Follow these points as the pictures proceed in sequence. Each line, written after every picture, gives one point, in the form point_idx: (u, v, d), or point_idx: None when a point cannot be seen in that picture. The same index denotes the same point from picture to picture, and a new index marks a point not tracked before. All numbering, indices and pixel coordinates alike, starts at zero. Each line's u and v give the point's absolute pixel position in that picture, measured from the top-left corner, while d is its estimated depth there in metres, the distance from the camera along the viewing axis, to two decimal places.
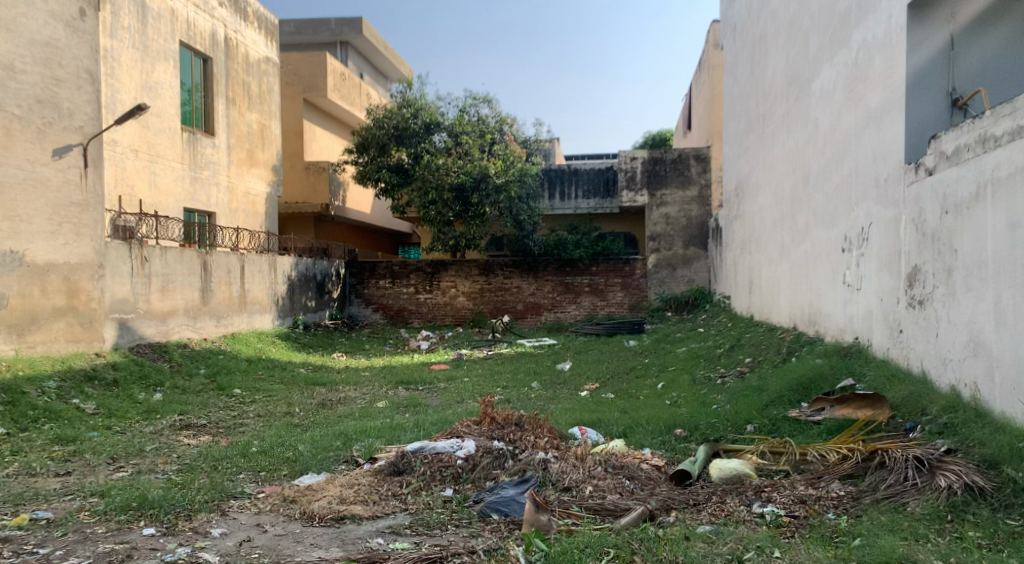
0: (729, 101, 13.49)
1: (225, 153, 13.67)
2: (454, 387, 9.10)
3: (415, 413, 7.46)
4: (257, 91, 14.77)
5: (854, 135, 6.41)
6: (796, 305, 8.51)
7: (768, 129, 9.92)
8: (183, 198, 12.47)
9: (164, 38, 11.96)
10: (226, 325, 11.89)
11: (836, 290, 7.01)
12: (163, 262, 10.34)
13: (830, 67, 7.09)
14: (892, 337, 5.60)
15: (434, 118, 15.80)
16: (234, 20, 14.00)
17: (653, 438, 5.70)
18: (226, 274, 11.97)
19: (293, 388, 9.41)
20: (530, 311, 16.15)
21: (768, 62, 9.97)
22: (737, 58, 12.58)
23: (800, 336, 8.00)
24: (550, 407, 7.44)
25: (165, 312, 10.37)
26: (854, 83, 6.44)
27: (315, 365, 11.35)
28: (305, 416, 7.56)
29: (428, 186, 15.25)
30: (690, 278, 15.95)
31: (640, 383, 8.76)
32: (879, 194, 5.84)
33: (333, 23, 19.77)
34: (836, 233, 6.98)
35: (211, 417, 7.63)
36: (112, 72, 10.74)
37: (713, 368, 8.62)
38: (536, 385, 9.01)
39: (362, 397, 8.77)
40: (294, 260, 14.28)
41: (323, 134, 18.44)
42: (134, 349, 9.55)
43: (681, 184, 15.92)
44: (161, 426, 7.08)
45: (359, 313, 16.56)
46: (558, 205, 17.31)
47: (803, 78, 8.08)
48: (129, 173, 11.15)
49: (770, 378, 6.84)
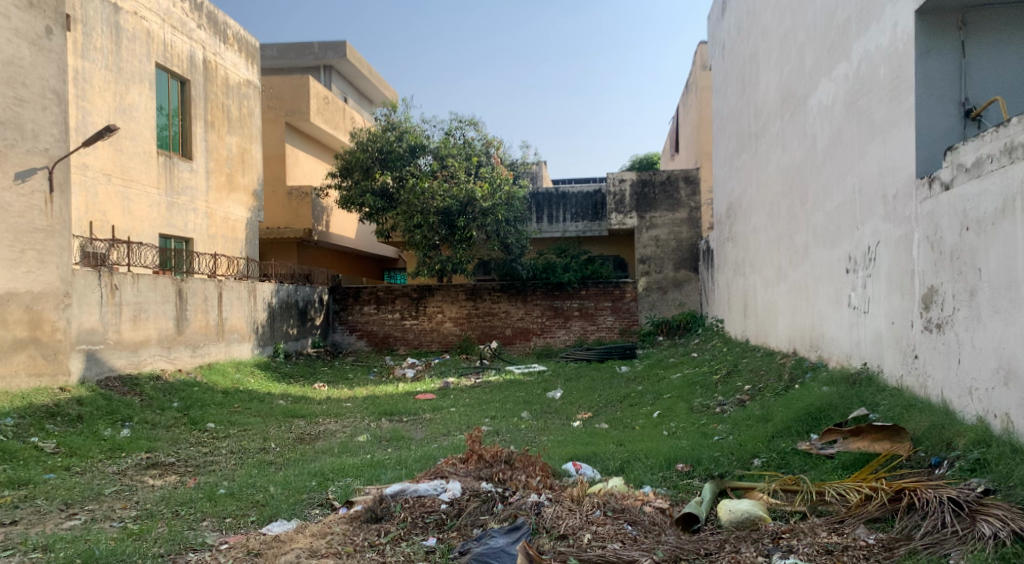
0: (718, 122, 13.29)
1: (204, 177, 13.28)
2: (440, 418, 8.68)
3: (398, 448, 7.02)
4: (238, 115, 14.44)
5: (858, 150, 6.14)
6: (796, 329, 8.20)
7: (761, 148, 9.67)
8: (159, 223, 12.04)
9: (140, 59, 11.60)
10: (203, 355, 11.41)
11: (841, 313, 6.70)
12: (136, 290, 9.89)
13: (829, 81, 6.84)
14: (906, 363, 5.26)
15: (419, 141, 15.58)
16: (213, 43, 13.68)
17: (653, 474, 5.34)
18: (203, 302, 11.52)
19: (271, 421, 8.95)
20: (518, 336, 15.73)
21: (760, 81, 9.75)
22: (726, 78, 12.38)
23: (802, 361, 7.66)
24: (542, 440, 7.03)
25: (137, 342, 9.89)
26: (855, 96, 6.18)
27: (295, 397, 10.86)
28: (281, 453, 7.11)
29: (413, 210, 14.90)
30: (681, 301, 15.65)
31: (635, 412, 8.35)
32: (886, 211, 5.56)
33: (316, 47, 19.55)
34: (839, 253, 6.69)
35: (180, 455, 7.16)
36: (83, 94, 10.35)
37: (711, 396, 8.25)
38: (526, 415, 8.60)
39: (343, 431, 8.34)
40: (274, 286, 13.85)
41: (306, 158, 18.12)
42: (103, 383, 9.04)
43: (670, 207, 15.68)
44: (126, 465, 6.61)
45: (343, 340, 16.11)
46: (546, 228, 16.97)
47: (799, 96, 7.85)
48: (101, 199, 10.74)
49: (775, 407, 6.48)
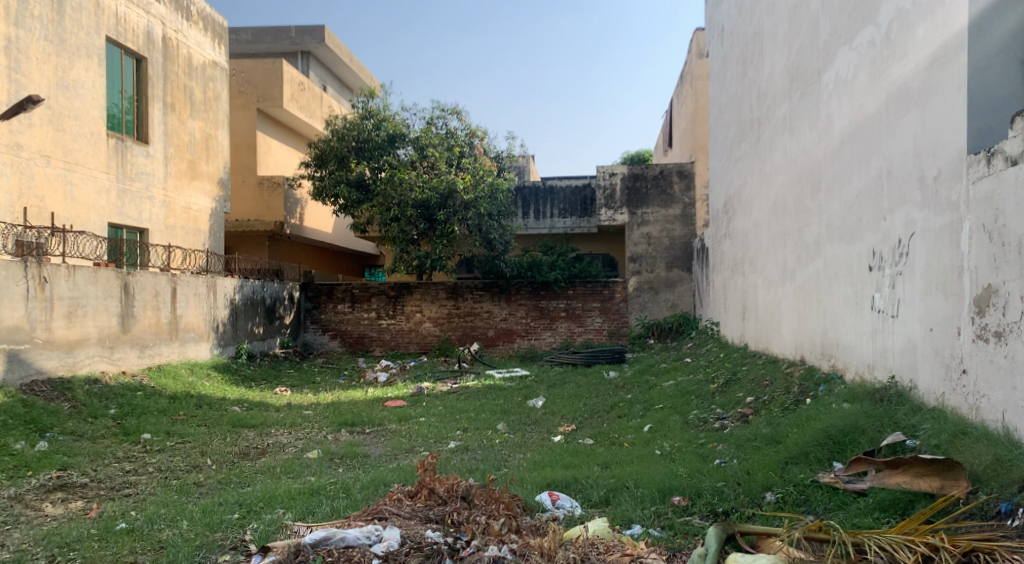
0: (715, 111, 12.39)
1: (162, 163, 12.27)
2: (405, 431, 7.74)
3: (350, 469, 6.09)
4: (202, 98, 13.44)
5: (886, 130, 5.29)
6: (803, 335, 7.34)
7: (764, 134, 8.83)
8: (109, 212, 11.02)
9: (87, 32, 10.58)
10: (152, 356, 10.41)
11: (860, 318, 5.85)
12: (71, 283, 8.87)
13: (849, 50, 5.97)
14: (948, 379, 4.45)
15: (398, 130, 14.66)
16: (174, 18, 12.65)
17: (642, 510, 4.53)
18: (153, 297, 10.51)
19: (216, 431, 7.97)
20: (501, 338, 14.80)
21: (764, 62, 8.89)
22: (725, 63, 11.48)
23: (812, 371, 6.79)
24: (516, 462, 6.10)
25: (72, 342, 8.86)
26: (882, 64, 5.34)
27: (252, 403, 9.89)
28: (214, 472, 6.15)
29: (390, 203, 13.95)
30: (673, 302, 14.77)
31: (624, 424, 7.45)
32: (925, 197, 4.73)
33: (293, 31, 18.58)
34: (859, 250, 5.82)
35: (97, 473, 6.17)
36: (16, 65, 9.34)
37: (708, 408, 7.37)
38: (501, 428, 7.68)
39: (294, 444, 7.42)
40: (239, 282, 12.89)
41: (279, 148, 17.14)
42: (28, 387, 8.04)
43: (663, 202, 14.79)
44: (27, 488, 5.63)
45: (315, 340, 15.15)
46: (532, 224, 16.06)
47: (810, 73, 6.97)
48: (38, 182, 9.73)
49: (786, 427, 5.63)
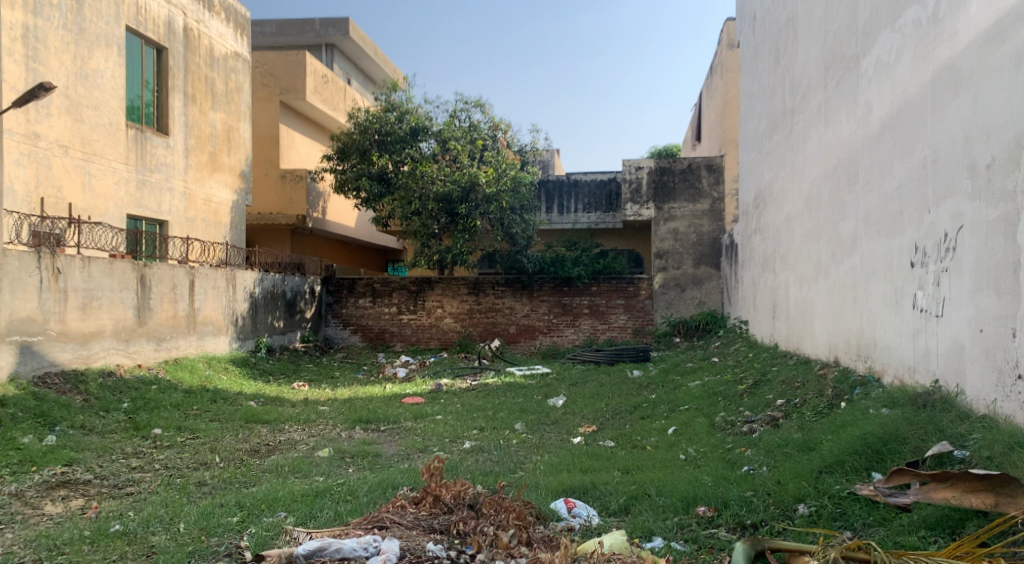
0: (746, 102, 11.96)
1: (182, 154, 12.17)
2: (420, 430, 7.51)
3: (360, 470, 5.87)
4: (224, 90, 13.33)
5: (931, 116, 4.92)
6: (838, 334, 6.97)
7: (797, 125, 8.45)
8: (127, 203, 10.94)
9: (106, 21, 10.47)
10: (169, 349, 10.29)
11: (900, 317, 5.49)
12: (86, 275, 8.76)
13: (890, 32, 5.59)
14: (1003, 384, 4.12)
15: (421, 122, 14.44)
16: (195, 8, 12.53)
17: (664, 521, 4.28)
18: (171, 290, 10.39)
19: (227, 427, 7.80)
20: (523, 334, 14.52)
21: (798, 50, 8.49)
22: (757, 52, 11.07)
23: (847, 372, 6.42)
24: (531, 465, 5.82)
25: (87, 334, 8.76)
26: (928, 46, 4.96)
27: (268, 398, 9.74)
28: (220, 470, 5.95)
29: (411, 196, 13.74)
30: (700, 300, 14.37)
31: (648, 426, 7.14)
32: (976, 186, 4.37)
33: (318, 24, 18.45)
34: (900, 244, 5.46)
35: (102, 470, 6.01)
36: (34, 55, 9.25)
37: (736, 410, 7.03)
38: (519, 428, 7.41)
39: (307, 442, 7.23)
40: (259, 275, 12.78)
41: (301, 141, 17.03)
42: (40, 380, 7.94)
43: (690, 197, 14.39)
44: (29, 484, 5.48)
45: (336, 335, 15.02)
46: (556, 219, 15.76)
47: (847, 59, 6.59)
48: (56, 172, 9.65)
49: (819, 432, 5.29)
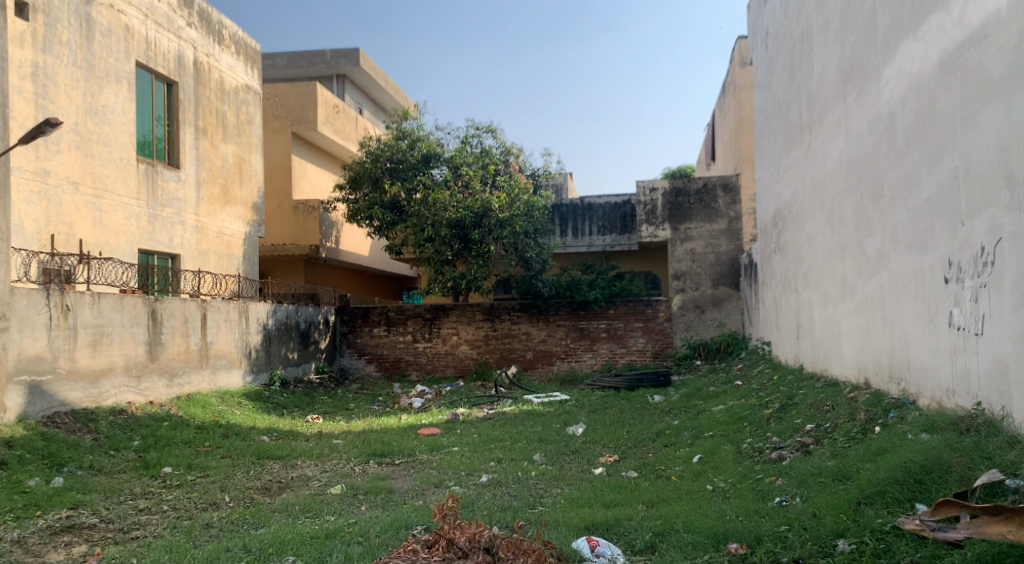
0: (760, 119, 11.76)
1: (194, 188, 12.13)
2: (436, 462, 7.28)
3: (374, 507, 5.65)
4: (235, 122, 13.34)
5: (961, 125, 4.70)
6: (867, 355, 6.68)
7: (815, 140, 8.23)
8: (139, 238, 10.88)
9: (116, 56, 10.51)
10: (182, 384, 10.16)
11: (935, 336, 5.21)
12: (96, 311, 8.66)
13: (913, 40, 5.39)
14: None
15: (433, 149, 14.38)
16: (205, 42, 12.58)
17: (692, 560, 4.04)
18: (183, 324, 10.28)
19: (239, 464, 7.61)
20: (541, 360, 14.28)
21: (814, 64, 8.30)
22: (770, 68, 10.88)
23: (879, 395, 6.13)
24: (551, 499, 5.57)
25: (98, 372, 8.64)
26: (955, 52, 4.76)
27: (281, 432, 9.55)
28: (230, 511, 5.74)
29: (424, 223, 13.62)
30: (720, 321, 14.07)
31: (672, 454, 6.87)
32: (1015, 196, 4.14)
33: (328, 55, 18.54)
34: (932, 260, 5.21)
35: (109, 513, 5.82)
36: (44, 92, 9.25)
37: (764, 436, 6.74)
38: (538, 459, 7.17)
39: (320, 477, 7.03)
40: (273, 307, 12.66)
41: (314, 171, 17.03)
42: (50, 419, 7.80)
43: (707, 217, 14.16)
44: (32, 530, 5.30)
45: (351, 365, 14.84)
46: (571, 242, 15.57)
47: (867, 70, 6.38)
48: (66, 209, 9.61)
49: (854, 460, 5.01)
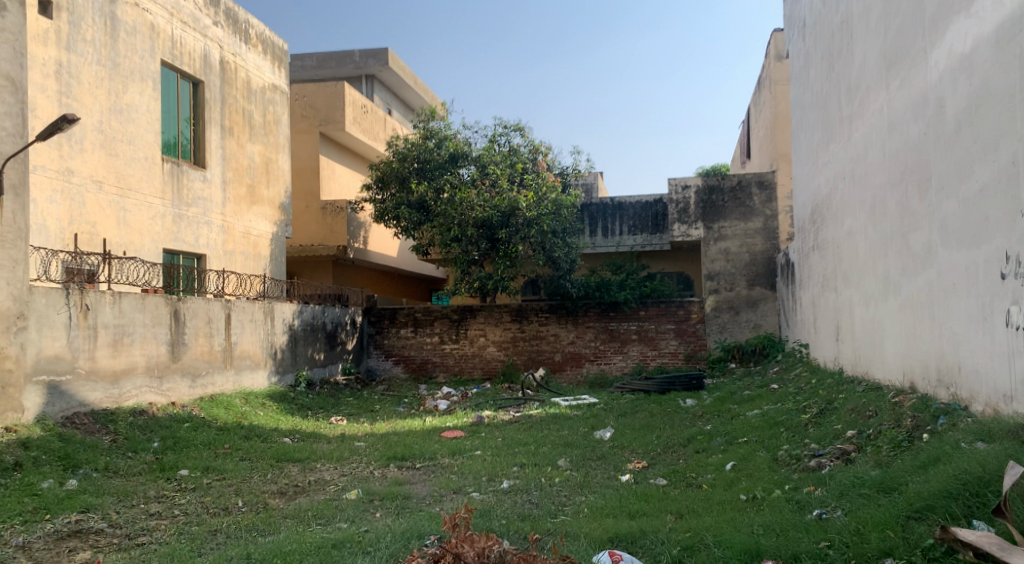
0: (797, 112, 11.30)
1: (220, 187, 12.07)
2: (457, 467, 7.04)
3: (389, 514, 5.41)
4: (262, 122, 13.28)
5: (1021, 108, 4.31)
6: (914, 357, 6.27)
7: (856, 131, 7.81)
8: (163, 238, 10.83)
9: (141, 55, 10.48)
10: (205, 385, 10.06)
11: (991, 336, 4.82)
12: (117, 311, 8.58)
13: (964, 18, 5.00)
14: None
15: (460, 149, 14.16)
16: (232, 42, 12.53)
17: None
18: (206, 324, 10.17)
19: (256, 466, 7.45)
20: (569, 362, 13.95)
21: (854, 51, 7.87)
22: (808, 59, 10.43)
23: (927, 400, 5.72)
24: (573, 508, 5.28)
25: (118, 372, 8.56)
26: (1013, 28, 4.37)
27: (304, 434, 9.39)
28: (240, 516, 5.54)
29: (450, 223, 13.40)
30: (756, 323, 13.61)
31: (704, 461, 6.53)
32: None
33: (357, 55, 18.44)
34: (986, 255, 4.82)
35: (119, 517, 5.67)
36: (68, 90, 9.23)
37: (802, 442, 6.37)
38: (563, 464, 6.87)
39: (339, 481, 6.83)
40: (299, 307, 12.54)
41: (342, 171, 16.93)
42: (68, 420, 7.72)
43: (742, 215, 13.71)
44: (38, 535, 5.17)
45: (378, 366, 14.69)
46: (600, 241, 15.23)
47: (913, 53, 5.98)
48: (90, 208, 9.58)
49: (901, 469, 4.64)
